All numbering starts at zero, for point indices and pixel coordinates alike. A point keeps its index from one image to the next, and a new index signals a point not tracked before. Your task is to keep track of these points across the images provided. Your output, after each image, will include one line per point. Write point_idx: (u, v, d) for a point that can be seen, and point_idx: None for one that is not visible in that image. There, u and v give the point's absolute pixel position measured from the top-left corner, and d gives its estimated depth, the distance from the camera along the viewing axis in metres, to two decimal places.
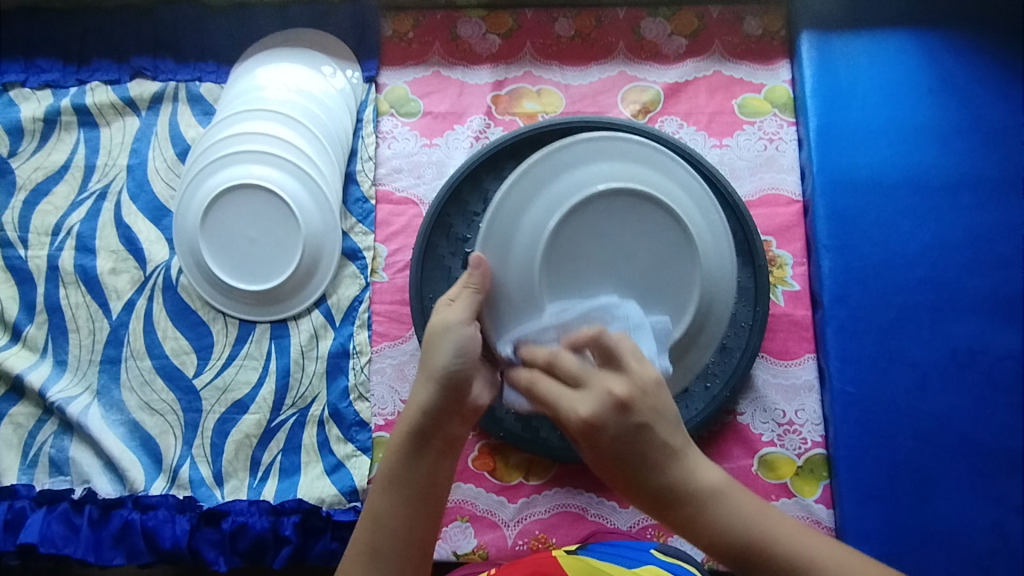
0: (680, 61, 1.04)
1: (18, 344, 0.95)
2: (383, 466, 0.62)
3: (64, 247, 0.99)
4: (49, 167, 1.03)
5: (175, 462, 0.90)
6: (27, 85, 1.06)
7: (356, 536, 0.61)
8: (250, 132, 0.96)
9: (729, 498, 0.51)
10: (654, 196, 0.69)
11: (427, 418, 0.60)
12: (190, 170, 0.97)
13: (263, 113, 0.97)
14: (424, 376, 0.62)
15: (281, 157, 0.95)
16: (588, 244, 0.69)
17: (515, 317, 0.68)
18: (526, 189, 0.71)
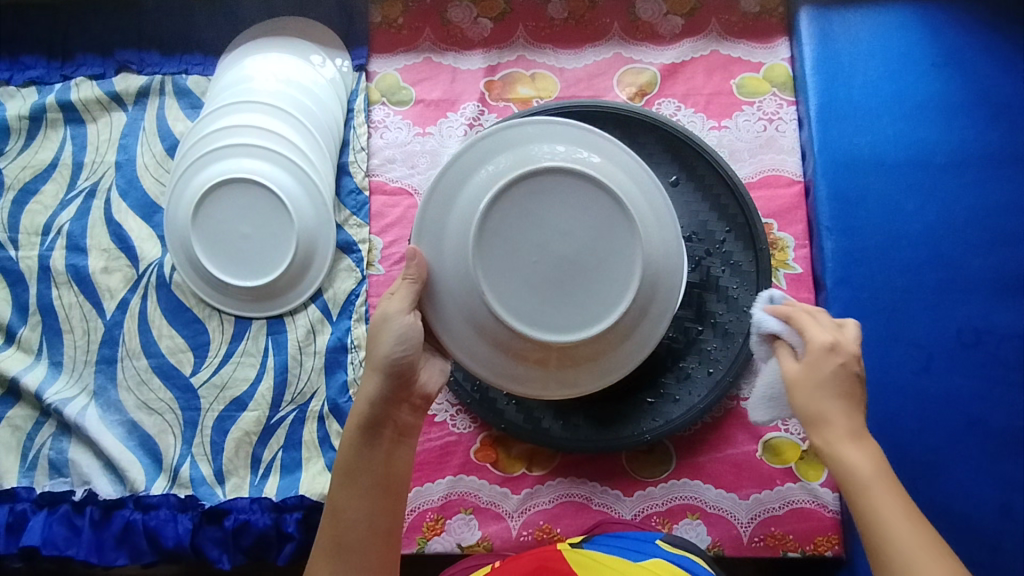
0: (677, 41, 1.02)
1: (12, 346, 0.94)
2: (340, 458, 0.68)
3: (55, 247, 0.98)
4: (37, 165, 1.01)
5: (175, 461, 0.89)
6: (12, 82, 1.04)
7: (322, 525, 0.67)
8: (237, 125, 0.94)
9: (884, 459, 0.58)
10: (588, 173, 0.65)
11: (375, 410, 0.66)
12: (179, 166, 0.96)
13: (251, 105, 0.95)
14: (372, 368, 0.66)
15: (262, 149, 0.93)
16: (520, 224, 0.66)
17: (453, 306, 0.67)
18: (460, 176, 0.69)
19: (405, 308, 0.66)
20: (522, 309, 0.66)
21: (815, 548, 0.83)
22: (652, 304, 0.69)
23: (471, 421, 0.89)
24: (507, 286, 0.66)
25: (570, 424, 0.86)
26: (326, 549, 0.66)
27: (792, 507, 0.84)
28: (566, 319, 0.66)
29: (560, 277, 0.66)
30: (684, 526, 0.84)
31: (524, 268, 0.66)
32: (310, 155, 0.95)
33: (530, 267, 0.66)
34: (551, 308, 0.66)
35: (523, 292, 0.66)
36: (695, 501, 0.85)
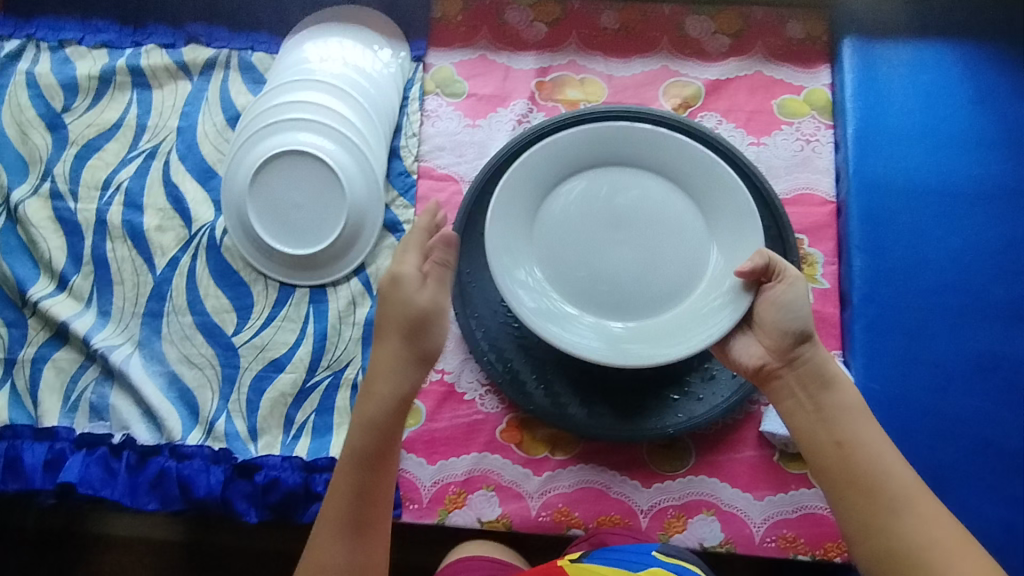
0: (723, 59, 1.06)
1: (64, 292, 0.98)
2: (351, 444, 0.72)
3: (112, 202, 1.02)
4: (102, 124, 1.05)
5: (212, 415, 0.92)
6: (84, 44, 1.08)
7: (333, 503, 0.71)
8: (301, 102, 0.98)
9: (840, 385, 0.72)
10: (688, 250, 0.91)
11: (411, 394, 0.72)
12: (240, 135, 0.99)
13: (315, 85, 1.00)
14: (413, 355, 0.72)
15: (324, 124, 0.97)
16: (650, 290, 0.90)
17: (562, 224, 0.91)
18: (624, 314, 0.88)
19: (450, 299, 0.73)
20: (554, 212, 0.92)
21: (825, 554, 0.85)
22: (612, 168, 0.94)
23: (500, 402, 0.93)
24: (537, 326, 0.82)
25: (596, 412, 0.90)
26: (339, 516, 0.70)
27: (805, 512, 0.87)
28: (547, 165, 0.90)
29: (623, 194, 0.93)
30: (699, 521, 0.87)
31: (588, 270, 0.90)
32: (367, 134, 1.00)
33: (580, 267, 0.91)
34: (583, 185, 0.93)
35: (590, 224, 0.92)
36: (711, 497, 0.88)
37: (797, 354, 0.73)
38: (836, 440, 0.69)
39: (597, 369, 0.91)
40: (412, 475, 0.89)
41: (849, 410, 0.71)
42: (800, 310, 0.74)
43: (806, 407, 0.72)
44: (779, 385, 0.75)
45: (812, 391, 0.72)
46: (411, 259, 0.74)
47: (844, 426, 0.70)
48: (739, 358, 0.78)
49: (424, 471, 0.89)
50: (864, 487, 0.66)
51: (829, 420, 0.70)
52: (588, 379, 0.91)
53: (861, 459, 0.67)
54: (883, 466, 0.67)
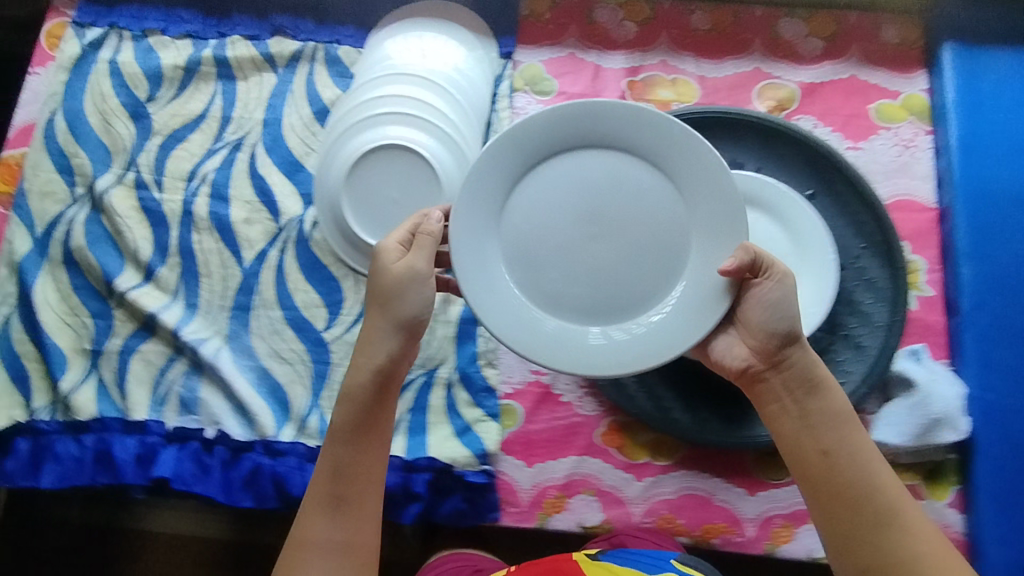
0: (817, 62, 1.04)
1: (150, 283, 0.96)
2: (334, 422, 0.73)
3: (198, 193, 1.00)
4: (186, 115, 1.03)
5: (303, 411, 0.91)
6: (167, 33, 1.06)
7: (317, 481, 0.73)
8: (399, 95, 0.96)
9: (828, 389, 0.70)
10: (672, 248, 0.75)
11: (389, 367, 0.72)
12: (336, 128, 0.97)
13: (412, 79, 0.98)
14: (389, 325, 0.71)
15: (420, 119, 0.95)
16: (626, 294, 0.75)
17: (527, 217, 0.76)
18: (600, 319, 0.76)
19: (430, 270, 0.71)
20: (522, 207, 0.76)
21: None
22: (587, 149, 0.76)
23: (598, 405, 0.91)
24: (504, 334, 0.73)
25: (700, 417, 0.89)
26: (318, 498, 0.72)
27: None
28: (512, 150, 0.75)
29: (601, 178, 0.76)
30: (806, 531, 0.86)
31: (557, 269, 0.75)
32: (462, 133, 0.97)
33: (548, 267, 0.76)
34: (553, 171, 0.76)
35: (559, 218, 0.75)
36: None
37: (783, 360, 0.69)
38: (820, 449, 0.69)
39: (699, 372, 0.90)
40: (510, 478, 0.88)
41: (836, 416, 0.69)
42: (790, 312, 0.68)
43: (787, 407, 0.71)
44: (763, 388, 0.72)
45: (797, 394, 0.70)
46: (394, 235, 0.74)
47: (832, 435, 0.69)
48: (721, 360, 0.74)
49: (523, 474, 0.89)
50: (853, 501, 0.67)
51: (816, 428, 0.69)
52: (691, 384, 0.90)
53: (845, 469, 0.68)
54: (870, 478, 0.67)
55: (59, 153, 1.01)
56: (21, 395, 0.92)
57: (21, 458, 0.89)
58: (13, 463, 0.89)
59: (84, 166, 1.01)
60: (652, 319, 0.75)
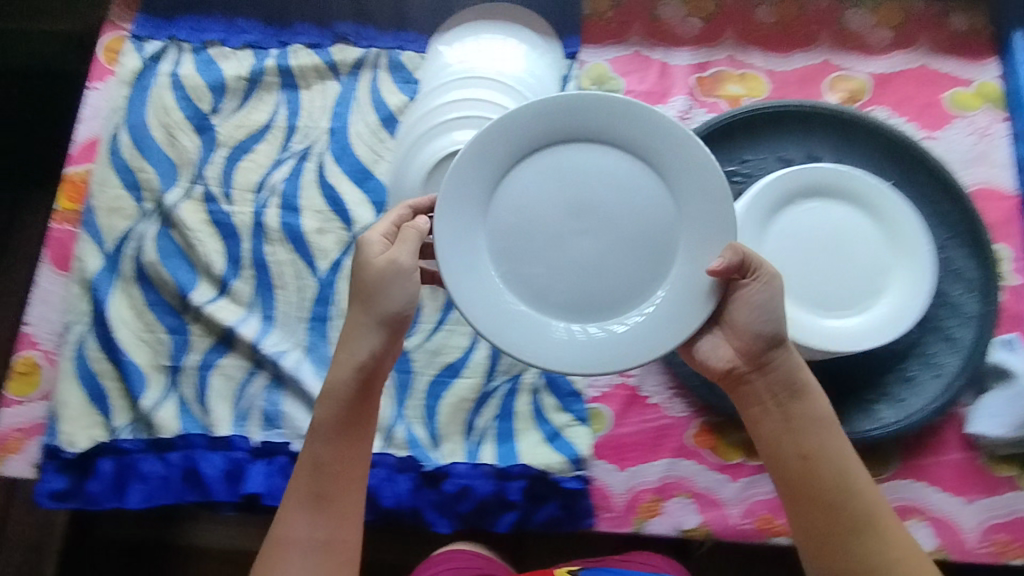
0: (887, 52, 1.04)
1: (225, 296, 0.95)
2: (318, 418, 0.70)
3: (268, 204, 0.99)
4: (251, 126, 1.02)
5: (389, 422, 0.90)
6: (228, 44, 1.05)
7: (300, 478, 0.70)
8: (472, 99, 0.94)
9: (812, 394, 0.70)
10: (657, 245, 0.73)
11: (371, 364, 0.69)
12: (409, 134, 0.96)
13: (484, 82, 0.96)
14: (372, 320, 0.69)
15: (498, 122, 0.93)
16: (611, 290, 0.74)
17: (514, 209, 0.74)
18: (579, 315, 0.74)
19: (413, 264, 0.69)
20: (510, 198, 0.74)
21: None
22: (580, 140, 0.75)
23: (687, 406, 0.90)
24: (484, 327, 0.71)
25: None
26: (295, 502, 0.70)
27: (1019, 516, 0.85)
28: (504, 137, 0.73)
29: (594, 171, 0.74)
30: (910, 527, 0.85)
31: (543, 262, 0.74)
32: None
33: (533, 260, 0.74)
34: (546, 161, 0.75)
35: (547, 210, 0.74)
36: (917, 503, 0.86)
37: (767, 361, 0.70)
38: (801, 453, 0.68)
39: None
40: (603, 483, 0.88)
41: (820, 421, 0.69)
42: (776, 313, 0.69)
43: (771, 411, 0.70)
44: (747, 390, 0.72)
45: (780, 397, 0.70)
46: (376, 229, 0.73)
47: (814, 439, 0.68)
48: (710, 364, 0.73)
49: (616, 478, 0.88)
50: (835, 504, 0.66)
51: (797, 429, 0.69)
52: None
53: (823, 471, 0.67)
54: (854, 484, 0.67)
55: (125, 168, 1.00)
56: (101, 415, 0.91)
57: (104, 479, 0.88)
58: (96, 484, 0.88)
59: (152, 180, 0.99)
60: (634, 319, 0.73)
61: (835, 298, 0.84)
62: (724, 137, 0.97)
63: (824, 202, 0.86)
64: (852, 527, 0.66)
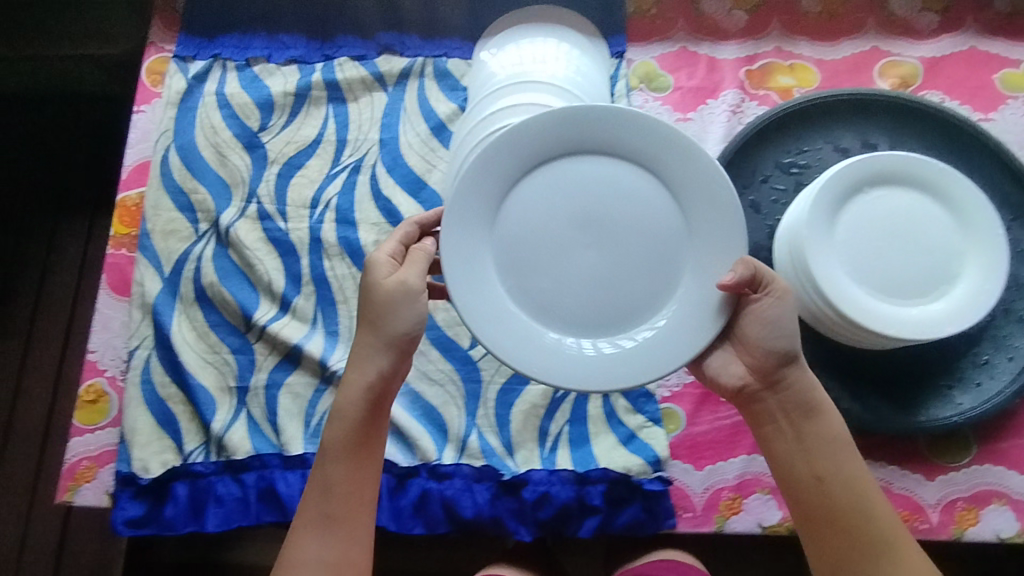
0: (934, 36, 1.03)
1: (287, 314, 0.94)
2: (327, 440, 0.72)
3: (324, 219, 0.98)
4: (301, 141, 1.01)
5: (462, 432, 0.89)
6: (272, 61, 1.04)
7: (311, 499, 0.72)
8: (524, 105, 0.91)
9: (825, 415, 0.74)
10: (665, 258, 0.73)
11: (380, 384, 0.71)
12: (463, 144, 0.95)
13: (535, 87, 0.94)
14: (380, 341, 0.70)
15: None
16: (619, 304, 0.72)
17: (519, 225, 0.73)
18: (588, 329, 0.72)
19: (422, 284, 0.70)
20: (516, 211, 0.73)
21: None
22: (587, 151, 0.73)
23: None
24: (493, 345, 0.70)
25: (869, 404, 0.88)
26: (307, 523, 0.71)
27: None
28: (507, 150, 0.72)
29: (601, 182, 0.73)
30: (991, 512, 0.86)
31: (550, 276, 0.72)
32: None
33: (539, 274, 0.72)
34: (551, 174, 0.73)
35: (553, 223, 0.73)
36: (999, 486, 0.86)
37: (780, 380, 0.74)
38: (814, 473, 0.73)
39: (861, 357, 0.89)
40: (682, 483, 0.87)
41: (835, 445, 0.73)
42: (788, 330, 0.72)
43: (786, 431, 0.75)
44: (759, 407, 0.76)
45: (793, 416, 0.74)
46: (387, 246, 0.74)
47: (829, 462, 0.73)
48: (727, 382, 0.76)
49: (693, 478, 0.88)
50: (846, 523, 0.71)
51: (813, 451, 0.74)
52: (855, 370, 0.89)
53: (837, 493, 0.72)
54: (865, 504, 0.72)
55: (177, 191, 0.99)
56: (171, 439, 0.90)
57: (180, 504, 0.87)
58: (173, 509, 0.87)
59: (205, 201, 0.99)
60: (646, 332, 0.72)
61: (913, 283, 0.84)
62: (779, 130, 0.98)
63: (894, 188, 0.86)
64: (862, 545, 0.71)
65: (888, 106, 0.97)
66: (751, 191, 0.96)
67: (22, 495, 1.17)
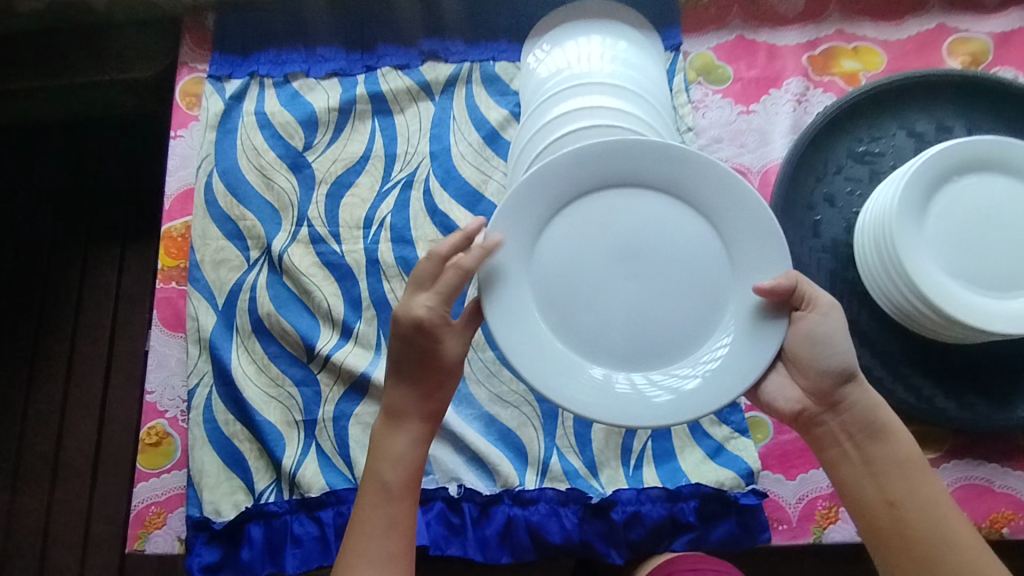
0: (1004, 9, 0.98)
1: (350, 341, 0.91)
2: (387, 477, 0.67)
3: (379, 239, 0.94)
4: (348, 158, 0.97)
5: (542, 454, 0.86)
6: (311, 75, 1.00)
7: (374, 536, 0.65)
8: (590, 107, 0.88)
9: (892, 433, 0.66)
10: (710, 285, 0.68)
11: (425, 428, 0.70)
12: (526, 152, 0.91)
13: (598, 87, 0.90)
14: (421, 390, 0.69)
15: (623, 121, 0.87)
16: (669, 337, 0.68)
17: (555, 260, 0.68)
18: (638, 366, 0.67)
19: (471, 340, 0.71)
20: (551, 246, 0.68)
21: None
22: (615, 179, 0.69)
23: None
24: (546, 388, 0.64)
25: (965, 403, 0.85)
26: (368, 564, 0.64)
27: None
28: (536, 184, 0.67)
29: (635, 211, 0.69)
30: None
31: (593, 313, 0.67)
32: (663, 134, 0.89)
33: (582, 311, 0.67)
34: (581, 205, 0.69)
35: (591, 259, 0.68)
36: None
37: (839, 399, 0.66)
38: (886, 499, 0.64)
39: (955, 354, 0.86)
40: (775, 495, 0.84)
41: (908, 469, 0.65)
42: (840, 346, 0.65)
43: (853, 458, 0.66)
44: (821, 432, 0.67)
45: (858, 438, 0.66)
46: (429, 296, 0.65)
47: (902, 487, 0.64)
48: (785, 407, 0.68)
49: (786, 488, 0.85)
50: (924, 555, 0.62)
51: (884, 475, 0.65)
52: (949, 367, 0.86)
53: (915, 520, 0.63)
54: (942, 532, 0.63)
55: (224, 218, 0.95)
56: (241, 479, 0.87)
57: (256, 546, 0.84)
58: (248, 552, 0.84)
59: (255, 228, 0.94)
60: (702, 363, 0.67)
61: (1006, 274, 0.82)
62: (850, 119, 0.94)
63: (983, 176, 0.84)
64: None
65: (959, 87, 0.93)
66: (824, 184, 0.93)
67: (73, 562, 1.04)
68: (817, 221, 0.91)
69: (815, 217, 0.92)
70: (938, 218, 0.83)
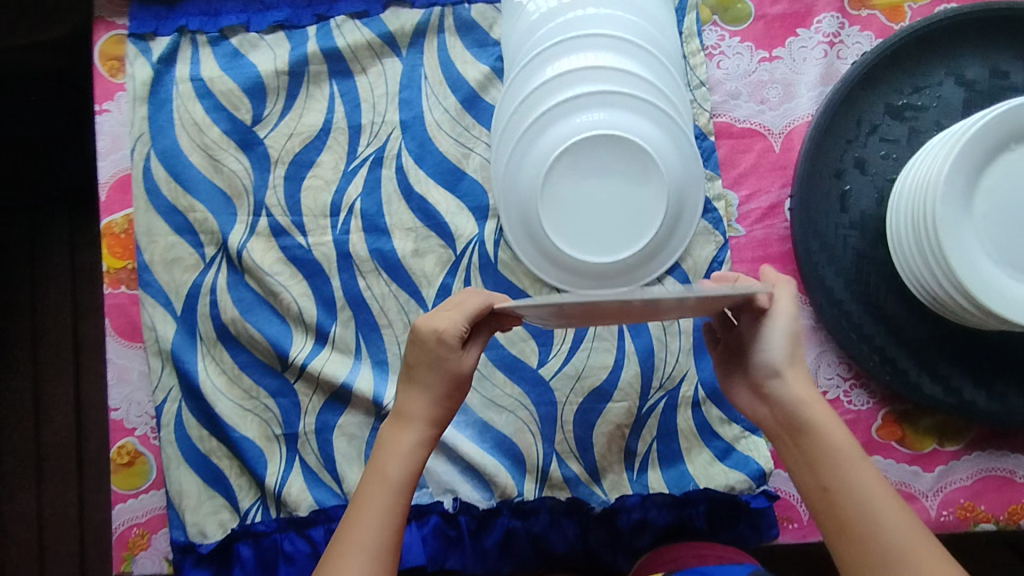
0: None
1: (326, 347, 0.82)
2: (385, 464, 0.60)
3: (349, 229, 0.83)
4: (306, 131, 0.84)
5: (541, 461, 0.81)
6: (252, 28, 0.85)
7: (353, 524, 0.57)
8: (588, 70, 0.74)
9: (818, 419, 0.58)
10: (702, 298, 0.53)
11: (434, 428, 0.63)
12: (514, 124, 0.78)
13: (599, 42, 0.75)
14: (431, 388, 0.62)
15: (627, 88, 0.74)
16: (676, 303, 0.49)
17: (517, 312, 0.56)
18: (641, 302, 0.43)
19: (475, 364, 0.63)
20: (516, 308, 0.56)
21: None
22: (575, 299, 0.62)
23: (869, 396, 0.81)
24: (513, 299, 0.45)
25: (996, 394, 0.78)
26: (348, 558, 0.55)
27: None
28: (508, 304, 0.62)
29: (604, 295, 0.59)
30: None
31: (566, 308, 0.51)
32: (676, 104, 0.77)
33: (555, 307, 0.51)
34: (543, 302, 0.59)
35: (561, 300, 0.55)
36: None
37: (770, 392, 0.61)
38: (820, 484, 0.57)
39: (986, 339, 0.78)
40: (786, 494, 0.79)
41: (838, 450, 0.57)
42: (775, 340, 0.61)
43: (791, 449, 0.60)
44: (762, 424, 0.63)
45: (792, 430, 0.60)
46: (455, 314, 0.61)
47: (832, 466, 0.57)
48: (745, 410, 0.64)
49: None
50: (856, 538, 0.54)
51: (817, 458, 0.57)
52: (981, 356, 0.78)
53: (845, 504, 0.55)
54: (873, 513, 0.54)
55: (171, 210, 0.83)
56: (224, 497, 0.82)
57: (248, 565, 0.80)
58: (241, 572, 0.80)
59: (207, 220, 0.83)
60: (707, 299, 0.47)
61: None
62: (890, 67, 0.80)
63: None
64: (867, 558, 0.53)
65: None
66: (856, 146, 0.80)
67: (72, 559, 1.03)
68: (845, 191, 0.80)
69: (844, 186, 0.80)
70: (986, 193, 0.72)
